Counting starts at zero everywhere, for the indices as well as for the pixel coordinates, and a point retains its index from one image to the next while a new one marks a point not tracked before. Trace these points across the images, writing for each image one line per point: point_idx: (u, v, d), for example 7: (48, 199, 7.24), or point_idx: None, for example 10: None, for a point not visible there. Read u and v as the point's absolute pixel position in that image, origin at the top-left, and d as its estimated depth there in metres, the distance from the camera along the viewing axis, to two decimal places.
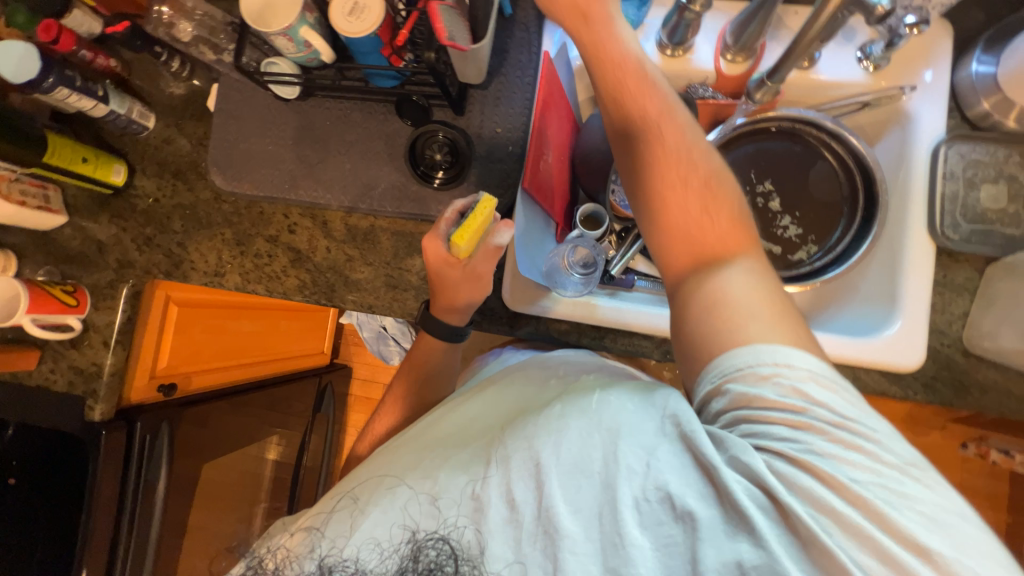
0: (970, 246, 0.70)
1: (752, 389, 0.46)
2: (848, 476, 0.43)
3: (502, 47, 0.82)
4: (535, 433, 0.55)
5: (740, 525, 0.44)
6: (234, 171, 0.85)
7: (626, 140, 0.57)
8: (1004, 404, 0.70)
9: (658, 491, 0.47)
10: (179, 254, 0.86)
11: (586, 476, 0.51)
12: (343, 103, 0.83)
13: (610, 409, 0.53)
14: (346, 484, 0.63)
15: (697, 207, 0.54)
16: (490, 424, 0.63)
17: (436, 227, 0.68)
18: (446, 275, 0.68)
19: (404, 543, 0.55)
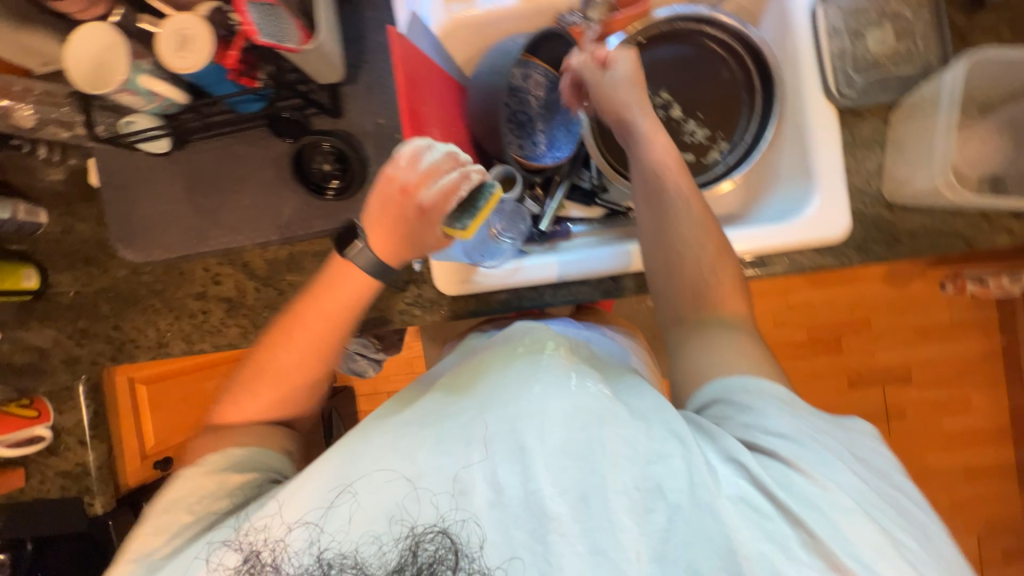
0: (868, 98, 0.69)
1: (754, 403, 0.54)
2: (838, 478, 0.48)
3: (357, 33, 0.78)
4: (521, 420, 0.53)
5: (733, 512, 0.47)
6: (140, 241, 0.83)
7: (655, 198, 0.68)
8: (937, 245, 0.70)
9: (648, 482, 0.49)
10: (118, 336, 0.85)
11: (574, 458, 0.51)
12: (221, 140, 0.80)
13: (591, 397, 0.53)
14: (337, 474, 0.53)
15: (708, 266, 0.65)
16: (473, 396, 0.57)
17: (445, 196, 0.60)
18: (420, 224, 0.62)
19: (401, 538, 0.52)
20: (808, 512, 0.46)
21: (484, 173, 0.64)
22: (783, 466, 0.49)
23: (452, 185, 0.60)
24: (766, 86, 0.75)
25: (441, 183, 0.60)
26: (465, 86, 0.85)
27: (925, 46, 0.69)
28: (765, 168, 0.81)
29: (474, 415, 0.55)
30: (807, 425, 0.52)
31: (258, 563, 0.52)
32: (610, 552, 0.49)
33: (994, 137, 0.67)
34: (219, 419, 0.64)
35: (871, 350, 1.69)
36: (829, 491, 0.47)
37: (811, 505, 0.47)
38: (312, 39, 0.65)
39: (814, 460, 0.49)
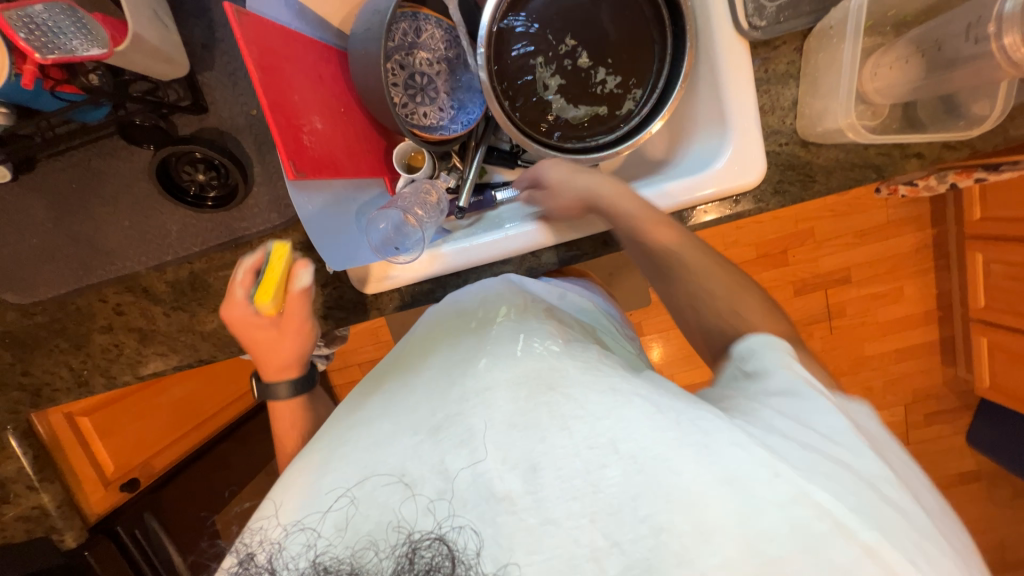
0: (780, 27, 0.63)
1: (770, 373, 0.50)
2: (811, 416, 0.45)
3: (200, 6, 0.65)
4: (467, 398, 0.46)
5: (699, 461, 0.40)
6: (17, 281, 0.74)
7: (661, 274, 0.64)
8: (853, 179, 0.68)
9: (602, 438, 0.41)
10: (31, 382, 0.80)
11: (523, 428, 0.43)
12: (75, 157, 0.70)
13: (538, 358, 0.48)
14: (333, 476, 0.44)
15: (732, 318, 0.58)
16: (436, 374, 0.51)
17: (231, 293, 0.65)
18: (257, 334, 0.66)
19: (396, 547, 0.39)
20: (778, 447, 0.42)
21: (263, 253, 0.65)
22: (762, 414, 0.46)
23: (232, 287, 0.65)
24: (675, 20, 0.69)
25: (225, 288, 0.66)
26: (344, 51, 0.73)
27: None
28: (682, 111, 0.77)
29: (429, 399, 0.48)
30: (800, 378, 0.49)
31: (247, 570, 0.40)
32: (564, 520, 0.39)
33: (904, 62, 0.61)
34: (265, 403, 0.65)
35: (815, 258, 1.75)
36: (795, 429, 0.44)
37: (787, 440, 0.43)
38: (136, 31, 0.54)
39: (798, 413, 0.46)
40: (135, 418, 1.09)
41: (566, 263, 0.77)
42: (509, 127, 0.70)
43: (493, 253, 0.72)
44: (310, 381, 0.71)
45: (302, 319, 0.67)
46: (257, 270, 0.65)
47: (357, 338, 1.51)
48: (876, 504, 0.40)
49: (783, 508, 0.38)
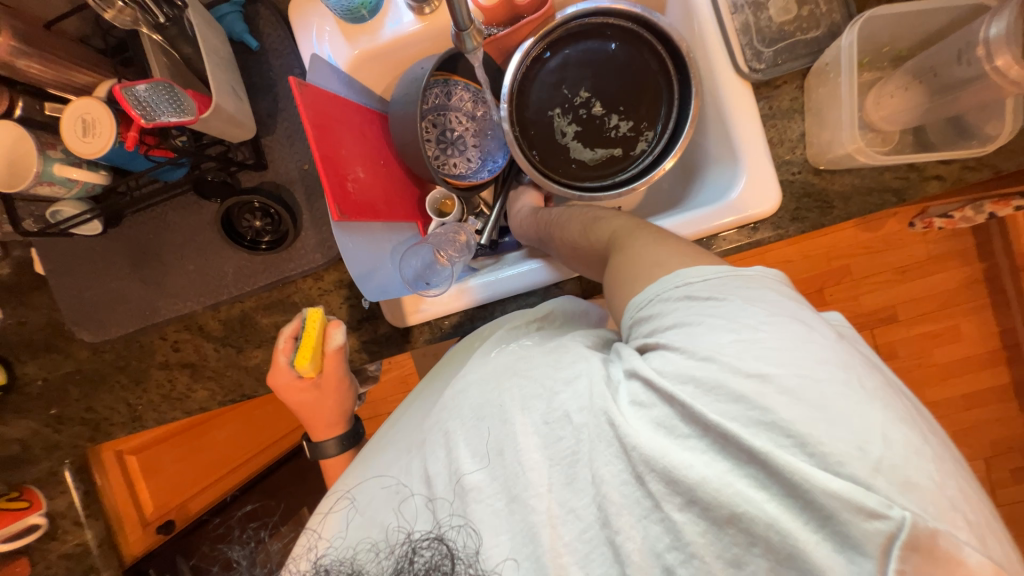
0: (780, 68, 0.68)
1: (660, 304, 0.48)
2: (718, 342, 0.42)
3: (269, 83, 0.77)
4: (446, 401, 0.53)
5: (627, 413, 0.43)
6: (92, 321, 0.83)
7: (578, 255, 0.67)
8: (872, 203, 0.69)
9: (557, 411, 0.45)
10: (93, 417, 0.87)
11: (486, 418, 0.47)
12: (154, 210, 0.80)
13: (507, 354, 0.53)
14: (343, 484, 0.54)
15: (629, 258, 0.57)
16: (438, 391, 0.59)
17: (276, 360, 0.70)
18: (303, 396, 0.70)
19: (398, 546, 0.44)
20: (682, 386, 0.41)
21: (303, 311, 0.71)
22: (662, 354, 0.44)
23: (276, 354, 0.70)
24: (679, 70, 0.75)
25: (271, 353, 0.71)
26: (385, 113, 0.84)
27: (828, 9, 0.68)
28: (696, 149, 0.81)
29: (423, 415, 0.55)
30: (708, 303, 0.45)
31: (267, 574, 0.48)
32: (523, 495, 0.43)
33: (905, 89, 0.64)
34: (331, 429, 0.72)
35: (853, 297, 1.68)
36: (699, 357, 0.42)
37: (686, 377, 0.41)
38: (218, 103, 0.65)
39: (697, 344, 0.43)
40: (175, 459, 1.13)
41: (588, 295, 0.79)
42: (532, 171, 0.76)
43: (517, 284, 0.76)
44: (356, 436, 0.75)
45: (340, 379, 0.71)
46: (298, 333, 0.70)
47: (389, 384, 1.54)
48: (796, 410, 0.37)
49: (697, 447, 0.40)
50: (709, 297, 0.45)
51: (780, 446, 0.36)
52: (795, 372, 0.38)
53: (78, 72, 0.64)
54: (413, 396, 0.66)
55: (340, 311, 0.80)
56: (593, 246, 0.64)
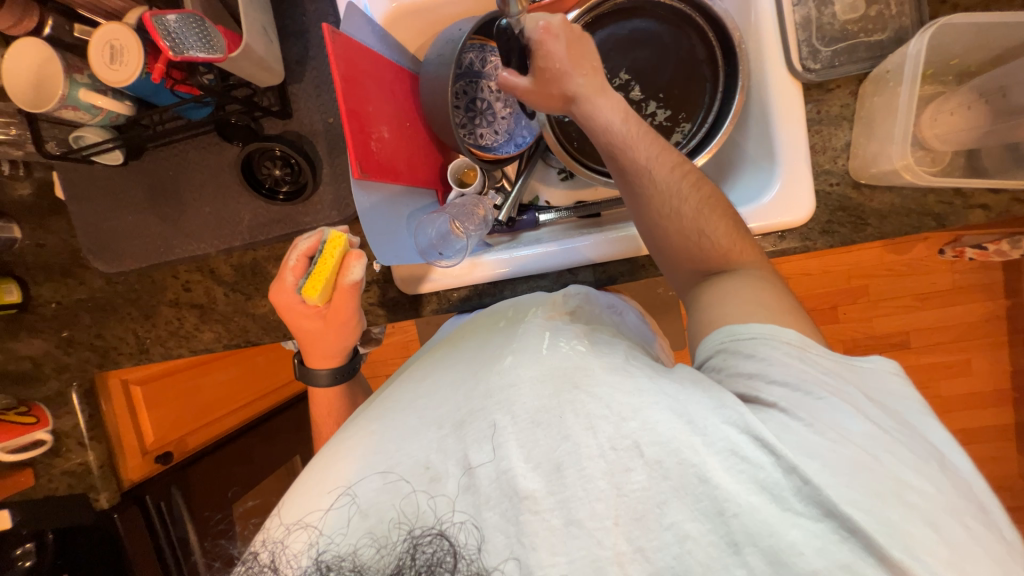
0: (835, 71, 0.64)
1: (756, 334, 0.49)
2: (843, 424, 0.42)
3: (300, 28, 0.75)
4: (492, 394, 0.47)
5: (725, 470, 0.40)
6: (109, 252, 0.83)
7: (635, 188, 0.60)
8: (907, 225, 0.66)
9: (626, 439, 0.42)
10: (102, 344, 0.89)
11: (546, 425, 0.44)
12: (177, 147, 0.79)
13: (565, 356, 0.49)
14: (338, 474, 0.47)
15: (698, 226, 0.58)
16: (463, 371, 0.53)
17: (283, 277, 0.67)
18: (306, 322, 0.68)
19: (398, 543, 0.43)
20: (806, 460, 0.39)
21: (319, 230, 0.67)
22: (783, 419, 0.42)
23: (286, 271, 0.67)
24: (727, 61, 0.72)
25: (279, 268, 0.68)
26: (416, 73, 0.81)
27: (898, 10, 0.63)
28: (732, 148, 0.78)
29: (458, 392, 0.50)
30: (816, 372, 0.46)
31: (251, 569, 0.44)
32: (587, 521, 0.41)
33: (967, 108, 0.61)
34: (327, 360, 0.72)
35: (868, 318, 1.65)
36: (825, 435, 0.41)
37: (812, 454, 0.40)
38: (247, 43, 0.63)
39: (816, 415, 0.42)
40: (176, 397, 1.13)
41: (602, 284, 0.78)
42: (560, 150, 0.80)
43: (529, 264, 0.75)
44: (350, 372, 0.75)
45: (346, 315, 0.68)
46: (312, 255, 0.67)
47: (390, 347, 1.55)
48: (932, 517, 0.38)
49: (806, 523, 0.38)
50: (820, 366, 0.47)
51: (915, 553, 0.36)
52: (921, 476, 0.39)
53: None
54: (423, 364, 0.61)
55: None
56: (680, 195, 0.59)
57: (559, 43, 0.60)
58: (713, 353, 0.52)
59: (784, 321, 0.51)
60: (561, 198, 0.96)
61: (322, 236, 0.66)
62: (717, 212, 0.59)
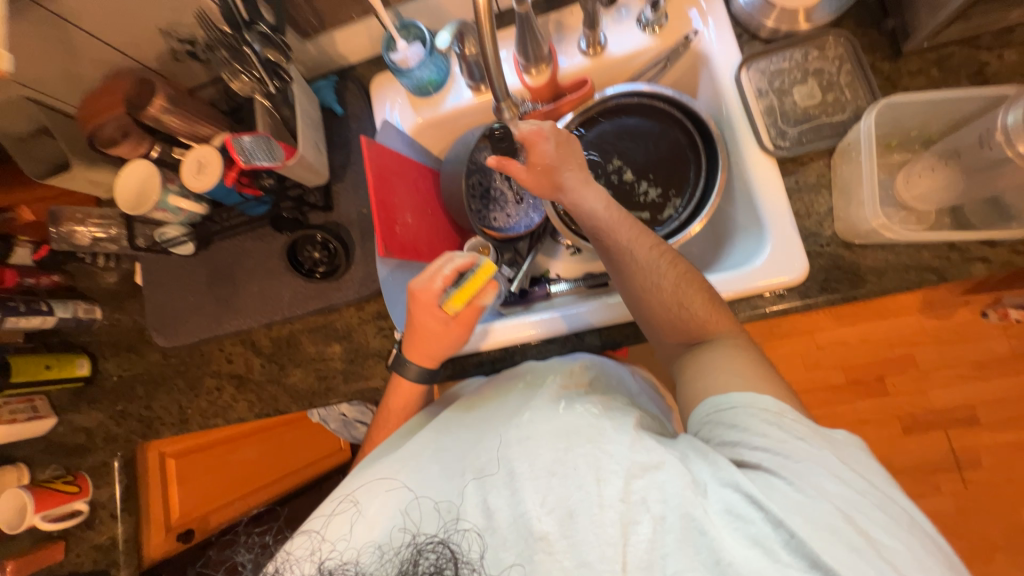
0: (805, 146, 0.72)
1: (740, 403, 0.51)
2: (822, 485, 0.43)
3: (343, 140, 0.91)
4: (509, 445, 0.51)
5: (719, 522, 0.42)
6: (169, 329, 0.95)
7: (614, 261, 0.67)
8: (906, 280, 0.67)
9: (635, 495, 0.45)
10: (149, 415, 0.97)
11: (562, 475, 0.47)
12: (236, 238, 0.93)
13: (580, 416, 0.52)
14: (344, 486, 0.55)
15: (673, 300, 0.62)
16: (479, 428, 0.56)
17: (430, 279, 0.69)
18: (430, 325, 0.70)
19: (403, 547, 0.48)
20: (791, 516, 0.41)
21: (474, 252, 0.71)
22: (768, 477, 0.44)
23: (433, 276, 0.69)
24: (706, 144, 0.81)
25: (427, 271, 0.70)
26: (438, 170, 0.95)
27: (854, 95, 0.72)
28: (726, 217, 0.84)
29: (473, 446, 0.53)
30: (794, 437, 0.47)
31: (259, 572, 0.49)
32: (596, 564, 0.43)
33: (932, 171, 0.65)
34: (424, 362, 0.73)
35: (921, 390, 1.53)
36: (812, 495, 0.42)
37: (795, 510, 0.41)
38: (301, 153, 0.78)
39: (800, 476, 0.44)
40: (208, 470, 1.16)
41: (609, 347, 0.80)
42: (563, 227, 0.89)
43: (541, 329, 0.79)
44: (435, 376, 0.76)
45: (464, 327, 0.71)
46: (461, 269, 0.70)
47: None
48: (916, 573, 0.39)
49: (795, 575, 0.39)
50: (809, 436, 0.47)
51: None
52: (894, 537, 0.41)
53: (203, 126, 0.81)
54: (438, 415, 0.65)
55: (374, 339, 0.87)
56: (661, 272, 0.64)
57: (549, 144, 0.69)
58: (701, 420, 0.53)
59: (764, 388, 0.52)
60: (570, 270, 1.03)
61: (477, 259, 0.70)
62: (690, 284, 0.63)
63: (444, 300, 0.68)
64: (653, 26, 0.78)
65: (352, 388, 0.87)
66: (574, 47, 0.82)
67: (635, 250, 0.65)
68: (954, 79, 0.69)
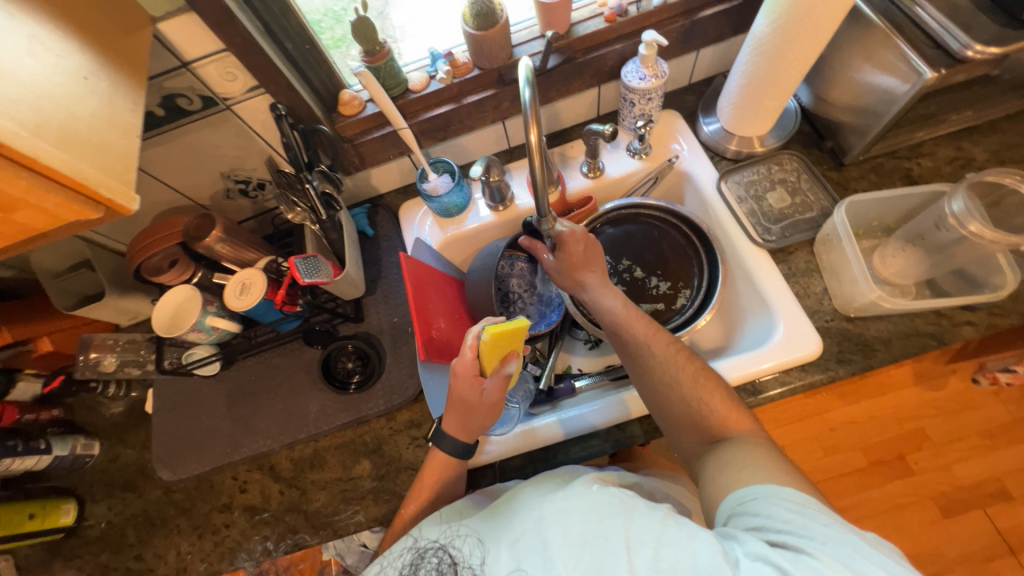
0: (789, 238, 0.83)
1: (762, 492, 0.54)
2: (850, 564, 0.45)
3: (376, 257, 0.99)
4: (544, 519, 0.57)
5: None
6: (178, 458, 0.88)
7: (632, 356, 0.74)
8: (911, 347, 0.74)
9: (663, 561, 0.49)
10: (138, 567, 0.84)
11: (592, 543, 0.53)
12: (263, 355, 0.93)
13: (615, 494, 0.57)
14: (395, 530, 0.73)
15: (691, 390, 0.68)
16: (511, 502, 0.65)
17: (460, 350, 0.70)
18: (469, 396, 0.70)
19: (410, 551, 0.65)
20: None
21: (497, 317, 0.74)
22: (794, 552, 0.47)
23: (463, 345, 0.71)
24: (703, 241, 0.92)
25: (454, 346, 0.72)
26: (461, 279, 1.01)
27: (817, 197, 0.86)
28: (733, 303, 0.92)
29: (509, 520, 0.61)
30: (819, 523, 0.49)
31: None
32: None
33: (903, 251, 0.76)
34: (461, 436, 0.73)
35: (942, 466, 1.52)
36: (833, 567, 0.45)
37: None
38: (347, 270, 0.84)
39: (824, 550, 0.46)
40: None
41: (650, 437, 0.81)
42: (586, 321, 0.94)
43: (579, 425, 0.80)
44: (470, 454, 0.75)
45: (496, 399, 0.71)
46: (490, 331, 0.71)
47: None
48: None
49: None
50: (831, 520, 0.50)
51: None
52: None
53: (250, 251, 0.87)
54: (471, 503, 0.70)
55: (407, 451, 0.84)
56: (674, 373, 0.70)
57: (579, 245, 0.79)
58: (728, 515, 0.56)
59: (785, 480, 0.55)
60: (591, 364, 1.07)
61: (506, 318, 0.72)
62: (705, 383, 0.68)
63: (480, 367, 0.70)
64: (640, 153, 0.96)
65: (382, 508, 0.80)
66: (578, 171, 0.98)
67: (647, 347, 0.73)
68: (890, 181, 0.86)
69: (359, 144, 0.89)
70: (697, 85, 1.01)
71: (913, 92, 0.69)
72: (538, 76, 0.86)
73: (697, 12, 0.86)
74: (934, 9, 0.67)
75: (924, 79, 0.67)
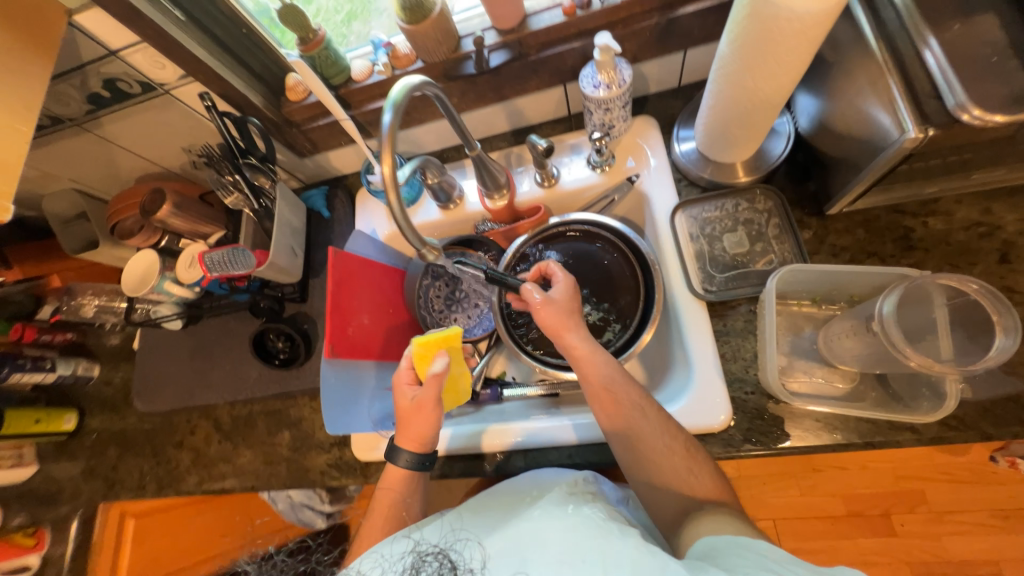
0: (730, 291, 0.74)
1: (735, 541, 0.52)
2: None
3: (327, 239, 1.01)
4: (525, 532, 0.58)
5: None
6: (148, 394, 1.03)
7: (613, 413, 0.66)
8: (830, 443, 0.65)
9: None
10: (113, 476, 1.03)
11: (572, 562, 0.52)
12: (222, 317, 1.02)
13: (586, 518, 0.58)
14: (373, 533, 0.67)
15: (684, 467, 0.63)
16: (497, 519, 0.63)
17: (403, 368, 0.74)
18: (405, 399, 0.70)
19: (407, 554, 0.58)
20: None
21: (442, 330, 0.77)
22: None
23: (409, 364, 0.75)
24: (646, 275, 0.84)
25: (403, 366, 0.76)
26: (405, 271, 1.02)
27: (780, 247, 0.75)
28: (664, 346, 0.85)
29: (497, 535, 0.60)
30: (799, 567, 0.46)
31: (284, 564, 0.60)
32: None
33: (858, 334, 0.64)
34: (411, 444, 0.70)
35: (931, 536, 1.37)
36: None
37: None
38: (272, 258, 0.86)
39: None
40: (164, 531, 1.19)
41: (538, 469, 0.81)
42: (509, 338, 0.93)
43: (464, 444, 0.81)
44: (428, 462, 0.71)
45: (429, 399, 0.68)
46: None
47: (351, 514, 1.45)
48: None
49: None
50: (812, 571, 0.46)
51: None
52: None
53: (204, 225, 0.94)
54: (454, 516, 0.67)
55: (321, 431, 0.91)
56: (652, 449, 0.63)
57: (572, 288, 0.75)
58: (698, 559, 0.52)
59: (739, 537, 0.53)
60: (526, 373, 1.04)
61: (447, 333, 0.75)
62: (695, 460, 0.63)
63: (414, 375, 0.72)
64: (601, 166, 0.87)
65: (292, 476, 0.90)
66: (531, 178, 0.91)
67: (643, 416, 0.64)
68: (880, 242, 0.71)
69: (306, 130, 0.88)
70: (688, 87, 0.87)
71: (893, 149, 0.56)
72: (485, 74, 0.79)
73: (677, 7, 0.72)
74: (945, 51, 0.52)
75: (905, 138, 0.53)
